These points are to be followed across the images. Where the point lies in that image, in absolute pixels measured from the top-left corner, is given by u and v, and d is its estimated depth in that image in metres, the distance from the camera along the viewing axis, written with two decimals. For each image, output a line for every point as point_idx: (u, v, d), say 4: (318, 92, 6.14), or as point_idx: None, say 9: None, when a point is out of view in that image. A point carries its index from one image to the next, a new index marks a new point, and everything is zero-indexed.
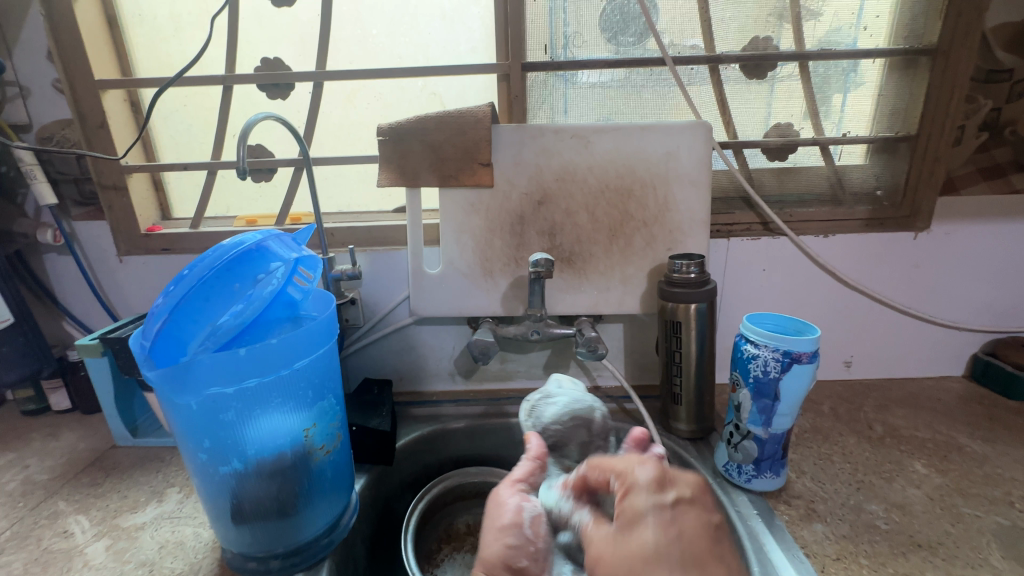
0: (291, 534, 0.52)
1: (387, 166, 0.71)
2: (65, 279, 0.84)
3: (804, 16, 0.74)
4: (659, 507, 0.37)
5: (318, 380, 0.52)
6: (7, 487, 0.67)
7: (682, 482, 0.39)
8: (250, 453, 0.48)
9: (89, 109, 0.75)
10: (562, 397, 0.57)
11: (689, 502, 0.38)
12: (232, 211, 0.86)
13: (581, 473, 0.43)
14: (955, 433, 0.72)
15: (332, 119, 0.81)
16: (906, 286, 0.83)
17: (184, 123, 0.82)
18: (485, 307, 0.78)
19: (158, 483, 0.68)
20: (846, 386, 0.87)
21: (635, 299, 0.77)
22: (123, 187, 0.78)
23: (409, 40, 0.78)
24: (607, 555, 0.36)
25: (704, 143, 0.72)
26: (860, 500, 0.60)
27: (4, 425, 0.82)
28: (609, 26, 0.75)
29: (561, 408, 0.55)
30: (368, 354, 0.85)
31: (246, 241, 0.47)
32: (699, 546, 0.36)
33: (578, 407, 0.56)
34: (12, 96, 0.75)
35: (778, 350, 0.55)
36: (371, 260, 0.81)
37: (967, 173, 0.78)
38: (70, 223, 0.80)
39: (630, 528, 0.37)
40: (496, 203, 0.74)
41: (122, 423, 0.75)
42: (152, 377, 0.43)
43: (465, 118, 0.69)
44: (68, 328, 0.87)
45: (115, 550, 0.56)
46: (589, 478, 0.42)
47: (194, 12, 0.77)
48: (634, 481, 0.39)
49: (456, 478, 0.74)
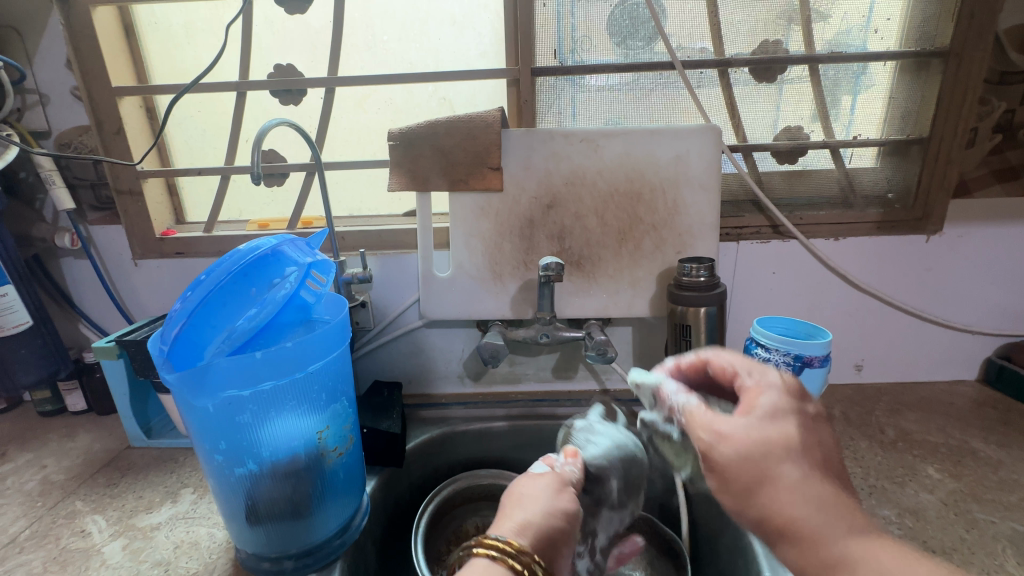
0: (304, 536, 0.53)
1: (398, 170, 0.72)
2: (81, 281, 0.85)
3: (815, 19, 0.74)
4: (748, 420, 0.41)
5: (331, 383, 0.52)
6: (26, 487, 0.69)
7: (784, 403, 0.43)
8: (265, 455, 0.48)
9: (106, 115, 0.76)
10: (604, 437, 0.58)
11: (795, 413, 0.41)
12: (244, 215, 0.88)
13: (661, 403, 0.49)
14: (968, 438, 0.72)
15: (343, 124, 0.82)
16: (919, 289, 0.82)
17: (198, 128, 0.83)
18: (494, 310, 0.78)
19: (172, 484, 0.69)
20: (857, 389, 0.86)
21: (644, 302, 0.77)
22: (138, 192, 0.79)
23: (420, 45, 0.79)
24: (732, 448, 0.40)
25: (713, 147, 0.72)
26: (872, 505, 0.60)
27: (21, 426, 0.83)
28: (618, 30, 0.75)
29: (608, 448, 0.55)
30: (378, 357, 0.86)
31: (262, 246, 0.48)
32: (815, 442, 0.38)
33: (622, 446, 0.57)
34: (32, 103, 0.77)
35: (789, 354, 0.55)
36: (381, 263, 0.82)
37: (980, 175, 0.77)
38: (87, 228, 0.82)
39: (733, 434, 0.41)
40: (506, 206, 0.74)
41: (137, 424, 0.76)
42: (170, 379, 0.43)
43: (475, 123, 0.70)
44: (84, 330, 0.89)
45: (132, 549, 0.57)
46: (666, 409, 0.49)
47: (207, 20, 0.78)
48: (725, 404, 0.45)
49: (465, 480, 0.74)
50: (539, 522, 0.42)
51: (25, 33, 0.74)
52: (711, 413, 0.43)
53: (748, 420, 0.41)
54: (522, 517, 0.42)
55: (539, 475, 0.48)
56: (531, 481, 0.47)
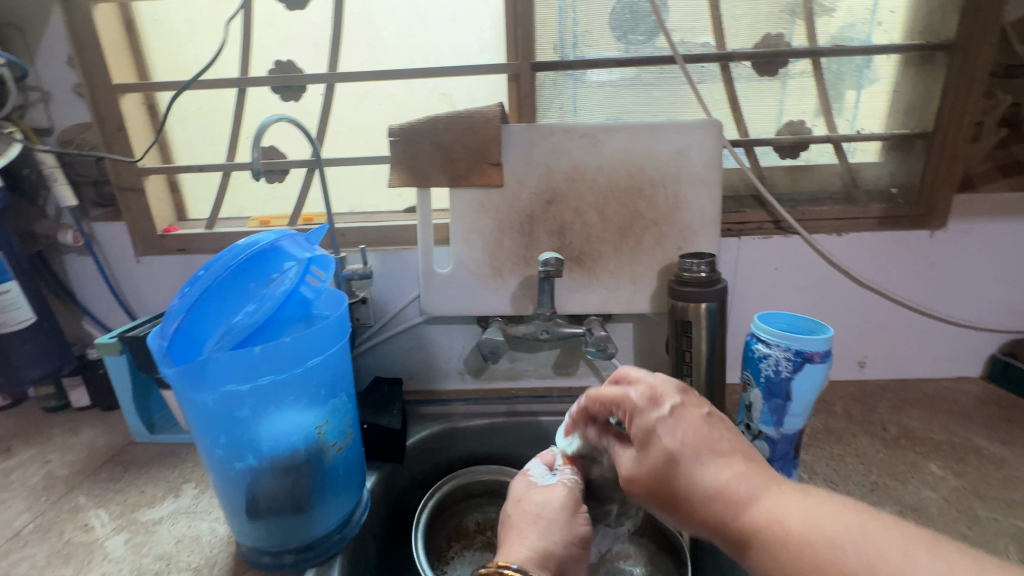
0: (304, 530, 0.53)
1: (398, 167, 0.72)
2: (84, 278, 0.86)
3: (817, 12, 0.73)
4: (662, 418, 0.43)
5: (331, 378, 0.52)
6: (30, 481, 0.69)
7: (668, 391, 0.45)
8: (265, 449, 0.49)
9: (108, 112, 0.77)
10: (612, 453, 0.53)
11: (682, 404, 0.44)
12: (245, 212, 0.87)
13: (582, 405, 0.52)
14: (972, 435, 0.71)
15: (343, 120, 0.82)
16: (923, 285, 0.81)
17: (199, 125, 0.83)
18: (494, 306, 0.78)
19: (174, 478, 0.69)
20: (860, 386, 0.86)
21: (645, 299, 0.77)
22: (140, 189, 0.80)
23: (420, 41, 0.79)
24: (638, 472, 0.43)
25: (714, 142, 0.72)
26: (874, 502, 0.60)
27: (26, 421, 0.84)
28: (619, 25, 0.75)
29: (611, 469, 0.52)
30: (378, 353, 0.86)
31: (261, 241, 0.48)
32: (701, 434, 0.41)
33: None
34: (35, 100, 0.78)
35: (790, 350, 0.55)
36: (382, 259, 0.82)
37: (986, 170, 0.76)
38: (89, 224, 0.82)
39: (646, 447, 0.43)
40: (506, 202, 0.74)
41: (139, 420, 0.76)
42: (169, 373, 0.44)
43: (475, 118, 0.70)
44: (87, 326, 0.89)
45: (134, 543, 0.58)
46: (590, 408, 0.52)
47: (207, 15, 0.78)
48: (631, 408, 0.45)
49: (465, 477, 0.74)
50: (556, 549, 0.46)
51: (27, 30, 0.74)
52: (644, 416, 0.44)
53: (663, 416, 0.43)
54: (541, 544, 0.46)
55: (554, 488, 0.51)
56: (548, 495, 0.51)
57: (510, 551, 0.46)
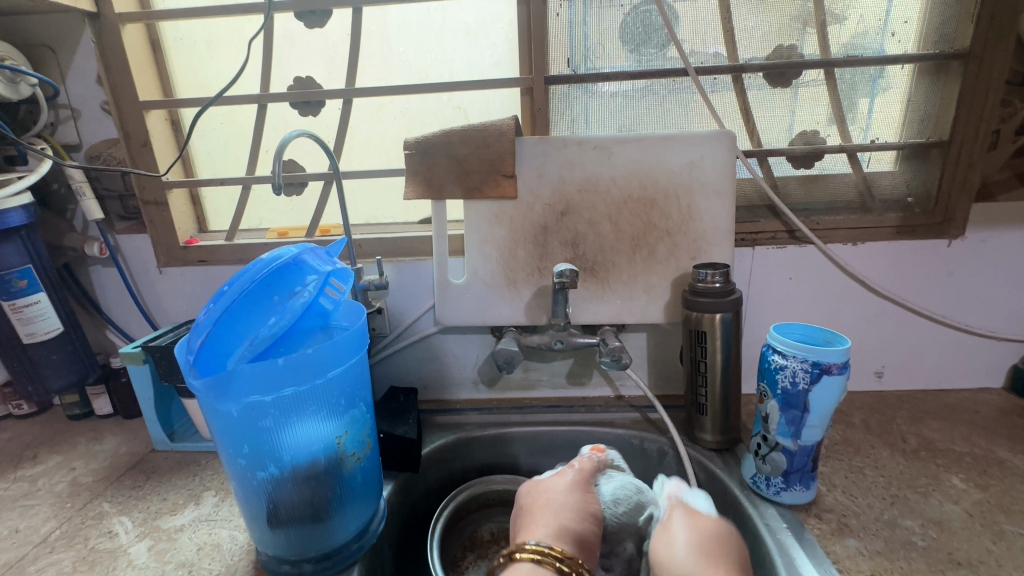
0: (323, 539, 0.54)
1: (413, 179, 0.73)
2: (108, 289, 0.88)
3: (829, 22, 0.74)
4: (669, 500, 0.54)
5: (351, 389, 0.53)
6: (56, 488, 0.71)
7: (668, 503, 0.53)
8: (286, 459, 0.50)
9: (133, 128, 0.79)
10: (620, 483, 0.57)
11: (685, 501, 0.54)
12: (264, 223, 0.90)
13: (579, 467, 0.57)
14: (994, 447, 0.70)
15: (360, 134, 0.84)
16: (941, 295, 0.80)
17: (220, 140, 0.85)
18: (508, 316, 0.79)
19: (195, 487, 0.70)
20: (878, 397, 0.85)
21: (658, 309, 0.77)
22: (163, 202, 0.82)
23: (435, 56, 0.80)
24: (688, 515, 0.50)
25: (727, 152, 0.72)
26: (894, 515, 0.59)
27: (52, 429, 0.86)
28: (631, 38, 0.75)
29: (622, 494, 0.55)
30: (394, 363, 0.87)
31: (284, 255, 0.49)
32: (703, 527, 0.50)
33: (626, 495, 0.55)
34: (65, 118, 0.80)
35: (807, 361, 0.55)
36: (397, 270, 0.83)
37: (1004, 178, 0.76)
38: (115, 237, 0.85)
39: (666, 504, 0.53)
40: (520, 213, 0.75)
41: (161, 428, 0.78)
42: (196, 385, 0.45)
43: (490, 131, 0.71)
44: (110, 336, 0.92)
45: (157, 550, 0.59)
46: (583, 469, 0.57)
47: (229, 34, 0.81)
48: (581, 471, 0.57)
49: (479, 487, 0.75)
50: (571, 525, 0.48)
51: (58, 51, 0.77)
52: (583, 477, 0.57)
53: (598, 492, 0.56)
54: (557, 521, 0.49)
55: (560, 478, 0.55)
56: (555, 480, 0.55)
57: (531, 531, 0.48)
